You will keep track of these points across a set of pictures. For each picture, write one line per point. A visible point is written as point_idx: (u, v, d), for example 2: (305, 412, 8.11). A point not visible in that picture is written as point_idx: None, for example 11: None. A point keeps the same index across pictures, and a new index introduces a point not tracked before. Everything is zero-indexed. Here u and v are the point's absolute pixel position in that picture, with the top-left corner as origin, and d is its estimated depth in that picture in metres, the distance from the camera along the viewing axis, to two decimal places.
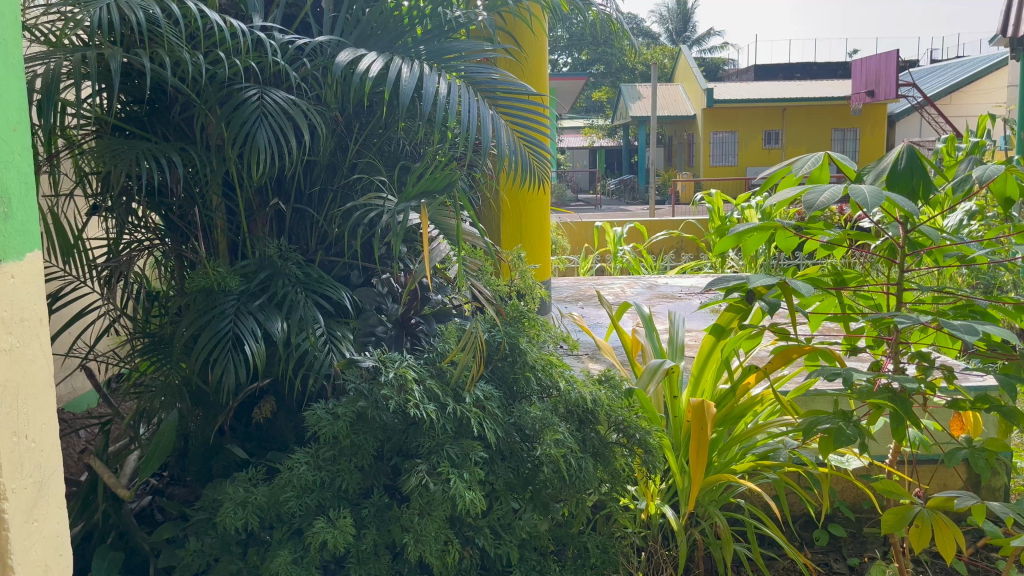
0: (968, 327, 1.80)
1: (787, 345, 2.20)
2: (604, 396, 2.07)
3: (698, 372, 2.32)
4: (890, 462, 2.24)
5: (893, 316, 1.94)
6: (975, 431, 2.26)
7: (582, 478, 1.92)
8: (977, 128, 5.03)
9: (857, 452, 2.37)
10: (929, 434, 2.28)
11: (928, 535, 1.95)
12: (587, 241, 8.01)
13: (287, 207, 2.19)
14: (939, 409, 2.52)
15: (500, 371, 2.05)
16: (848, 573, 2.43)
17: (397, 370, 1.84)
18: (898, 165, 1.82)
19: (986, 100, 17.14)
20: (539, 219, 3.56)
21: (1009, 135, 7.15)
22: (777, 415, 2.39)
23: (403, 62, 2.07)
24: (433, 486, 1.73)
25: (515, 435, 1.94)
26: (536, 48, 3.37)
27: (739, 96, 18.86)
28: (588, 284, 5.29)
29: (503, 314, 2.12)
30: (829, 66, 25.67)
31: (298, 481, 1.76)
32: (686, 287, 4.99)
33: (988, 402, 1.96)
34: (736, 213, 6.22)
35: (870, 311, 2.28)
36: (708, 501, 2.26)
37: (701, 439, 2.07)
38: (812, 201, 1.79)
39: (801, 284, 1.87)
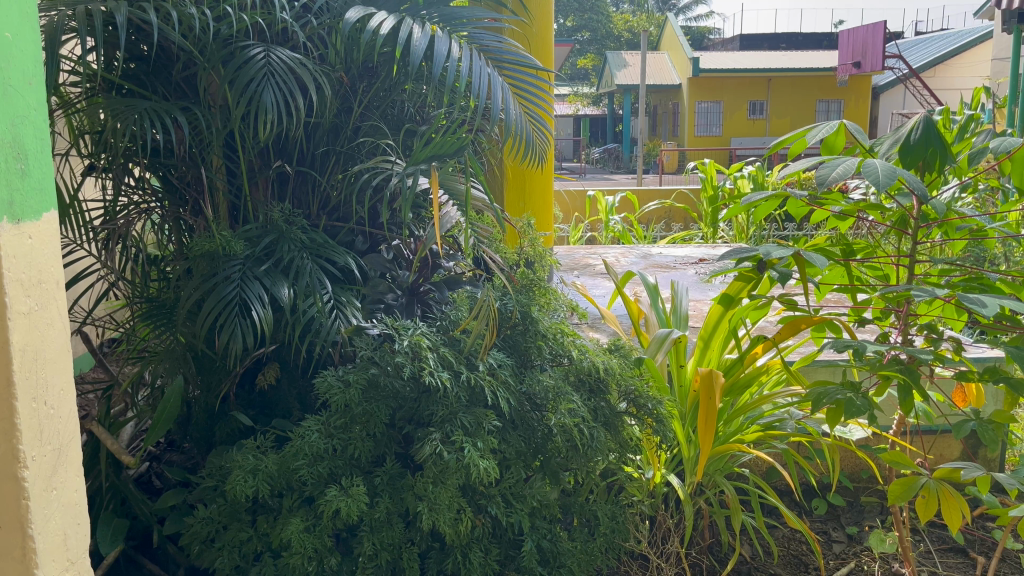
0: (987, 300, 1.78)
1: (796, 316, 2.18)
2: (615, 365, 2.06)
3: (705, 343, 2.32)
4: (893, 433, 2.24)
5: (910, 288, 1.91)
6: (979, 403, 2.25)
7: (593, 447, 1.92)
8: (970, 101, 5.01)
9: (860, 422, 2.38)
10: (933, 406, 2.28)
11: (935, 506, 1.96)
12: (577, 210, 7.94)
13: (291, 169, 2.14)
14: (942, 379, 2.52)
15: (512, 340, 2.02)
16: (847, 542, 2.45)
17: (411, 338, 1.82)
18: (913, 136, 1.80)
19: (972, 74, 17.23)
20: (542, 184, 3.52)
21: (998, 107, 7.15)
22: (782, 386, 2.39)
23: (415, 23, 2.02)
24: (447, 454, 1.71)
25: (527, 404, 1.92)
26: (542, 11, 3.31)
27: (726, 66, 18.72)
28: (581, 253, 5.23)
29: (514, 282, 2.10)
30: (813, 37, 25.63)
31: (309, 450, 1.73)
32: (680, 257, 4.99)
33: (997, 374, 1.95)
34: (729, 183, 6.21)
35: (878, 283, 2.26)
36: (714, 470, 2.28)
37: (709, 409, 2.06)
38: (822, 180, 1.75)
39: (816, 255, 1.84)
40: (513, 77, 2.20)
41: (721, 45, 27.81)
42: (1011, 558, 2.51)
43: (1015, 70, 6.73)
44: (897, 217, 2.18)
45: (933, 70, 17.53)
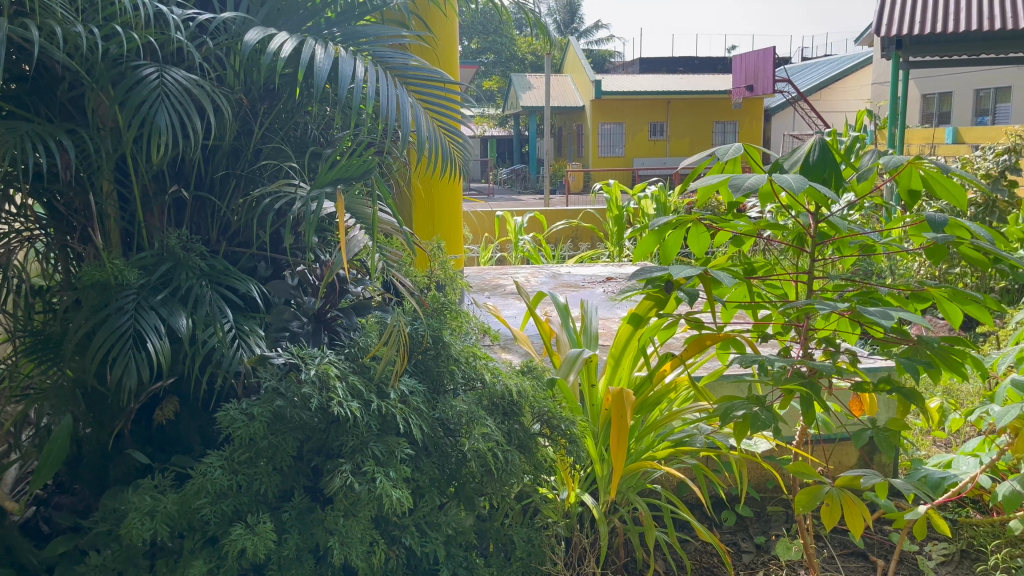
0: (880, 315, 1.85)
1: (702, 333, 2.22)
2: (528, 387, 2.05)
3: (615, 362, 2.34)
4: (796, 444, 2.31)
5: (809, 305, 1.98)
6: (874, 413, 2.35)
7: (508, 472, 1.91)
8: (855, 122, 5.27)
9: (764, 435, 2.44)
10: (833, 416, 2.37)
11: (838, 513, 2.02)
12: (486, 231, 7.95)
13: (189, 194, 2.06)
14: (840, 390, 2.61)
15: (423, 366, 1.99)
16: (755, 552, 2.51)
17: (317, 367, 1.76)
18: (811, 157, 1.84)
19: (856, 97, 18.26)
20: (450, 207, 3.51)
21: (880, 129, 7.58)
22: (690, 402, 2.43)
23: (317, 43, 1.97)
24: (358, 486, 1.66)
25: (440, 430, 1.89)
26: (447, 35, 3.32)
27: (627, 89, 19.24)
28: (491, 273, 5.24)
29: (425, 306, 2.07)
30: (708, 61, 26.65)
31: (211, 487, 1.66)
32: (588, 276, 5.07)
33: (890, 384, 2.04)
34: (634, 203, 6.34)
35: (779, 299, 2.33)
36: (627, 488, 2.30)
37: (622, 427, 2.08)
38: (737, 183, 1.71)
39: (722, 275, 1.88)
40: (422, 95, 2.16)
41: (622, 68, 28.57)
42: (907, 560, 2.62)
43: (893, 93, 7.15)
44: (795, 235, 2.26)
45: (819, 94, 18.48)
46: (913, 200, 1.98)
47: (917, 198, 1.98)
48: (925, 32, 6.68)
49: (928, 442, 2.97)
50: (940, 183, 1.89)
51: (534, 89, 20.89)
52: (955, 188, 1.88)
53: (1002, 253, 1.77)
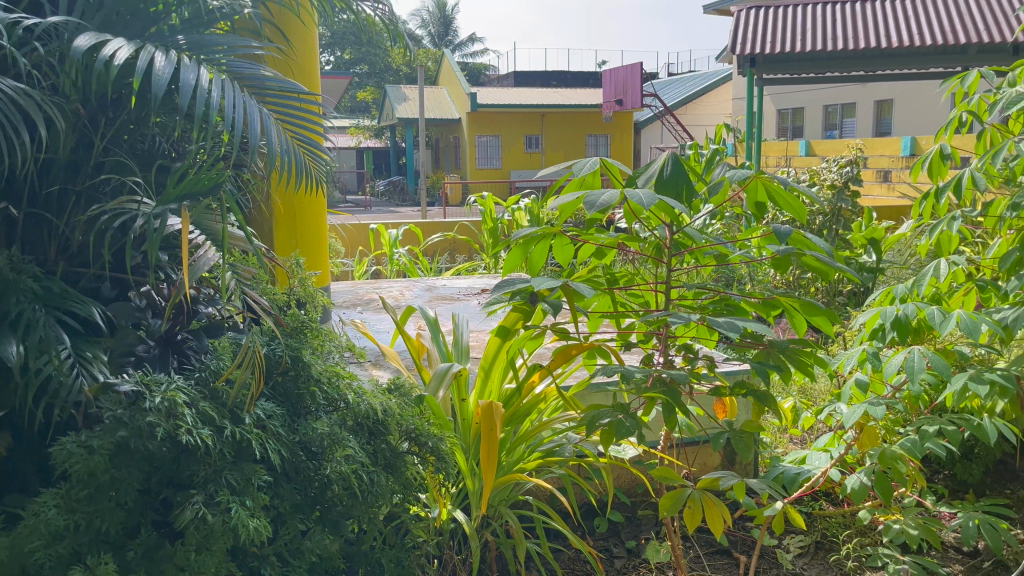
0: (731, 323, 1.93)
1: (569, 344, 2.24)
2: (394, 405, 2.01)
3: (484, 375, 2.33)
4: (661, 449, 2.37)
5: (668, 315, 2.03)
6: (733, 416, 2.44)
7: (374, 493, 1.86)
8: (715, 136, 5.51)
9: (632, 441, 2.49)
10: (695, 420, 2.44)
11: (699, 515, 2.08)
12: (361, 244, 7.82)
13: (19, 211, 1.90)
14: (702, 394, 2.70)
15: (283, 388, 1.91)
16: (627, 556, 2.55)
17: (164, 394, 1.66)
18: (665, 172, 1.87)
19: (717, 112, 19.18)
20: (314, 223, 3.43)
21: (739, 141, 7.97)
22: (560, 412, 2.45)
23: (157, 50, 1.86)
24: (211, 517, 1.58)
25: (301, 454, 1.82)
26: (306, 46, 3.26)
27: (501, 102, 19.45)
28: (364, 288, 5.14)
29: (283, 325, 1.99)
30: (580, 75, 27.34)
31: (45, 529, 1.53)
32: (463, 288, 5.05)
33: (744, 388, 2.12)
34: (508, 214, 6.39)
35: (642, 309, 2.39)
36: (499, 501, 2.29)
37: (491, 441, 2.07)
38: (591, 200, 1.74)
39: (582, 286, 1.89)
40: (277, 105, 2.09)
41: (497, 81, 28.89)
42: (767, 554, 2.74)
43: (750, 108, 7.54)
44: (654, 246, 2.32)
45: (684, 108, 19.30)
46: (761, 214, 2.08)
47: (764, 212, 2.08)
48: (775, 51, 7.08)
49: (785, 441, 3.15)
50: (785, 200, 1.99)
51: (409, 101, 20.79)
52: (798, 206, 1.99)
53: (837, 263, 1.88)
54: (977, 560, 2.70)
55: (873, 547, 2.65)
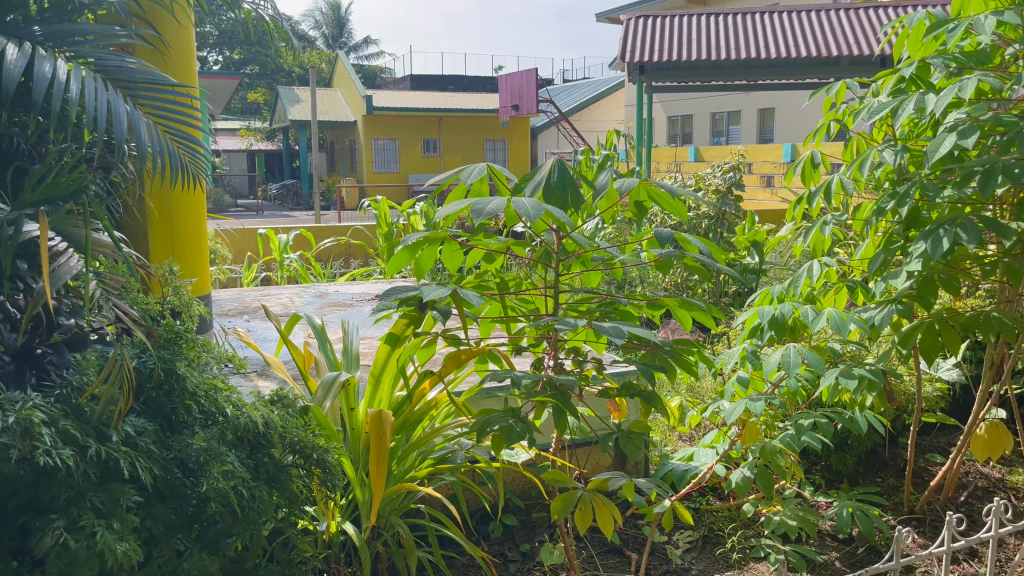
0: (615, 329, 1.95)
1: (459, 349, 2.21)
2: (277, 417, 1.93)
3: (375, 383, 2.27)
4: (553, 452, 2.38)
5: (554, 322, 2.03)
6: (623, 417, 2.47)
7: (256, 509, 1.78)
8: (607, 142, 5.62)
9: (524, 445, 2.49)
10: (586, 422, 2.46)
11: (590, 517, 2.10)
12: (251, 250, 7.58)
13: None
14: (592, 396, 2.73)
15: (155, 403, 1.82)
16: (521, 560, 2.55)
17: (19, 413, 1.52)
18: (552, 177, 1.85)
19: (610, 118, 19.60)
20: (193, 230, 3.30)
21: (630, 147, 8.16)
22: (452, 418, 2.42)
23: (9, 44, 1.75)
24: (73, 543, 1.47)
25: (177, 471, 1.73)
26: (183, 44, 3.16)
27: (397, 105, 19.28)
28: (253, 295, 4.97)
29: (155, 337, 1.90)
30: (477, 80, 27.42)
31: None
32: (357, 294, 4.96)
33: (631, 390, 2.16)
34: (402, 218, 6.32)
35: (532, 313, 2.39)
36: (390, 511, 2.24)
37: (380, 451, 2.02)
38: (477, 210, 1.72)
39: (471, 293, 1.87)
40: (148, 100, 1.99)
41: (393, 84, 28.64)
42: (658, 550, 2.80)
43: (640, 114, 7.73)
44: (543, 251, 2.32)
45: (579, 114, 19.63)
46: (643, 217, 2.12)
47: (646, 215, 2.13)
48: (663, 60, 7.29)
49: (673, 438, 3.24)
50: (667, 202, 2.04)
51: (302, 103, 20.34)
52: (678, 206, 2.03)
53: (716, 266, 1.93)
54: (852, 546, 2.83)
55: (757, 539, 2.75)
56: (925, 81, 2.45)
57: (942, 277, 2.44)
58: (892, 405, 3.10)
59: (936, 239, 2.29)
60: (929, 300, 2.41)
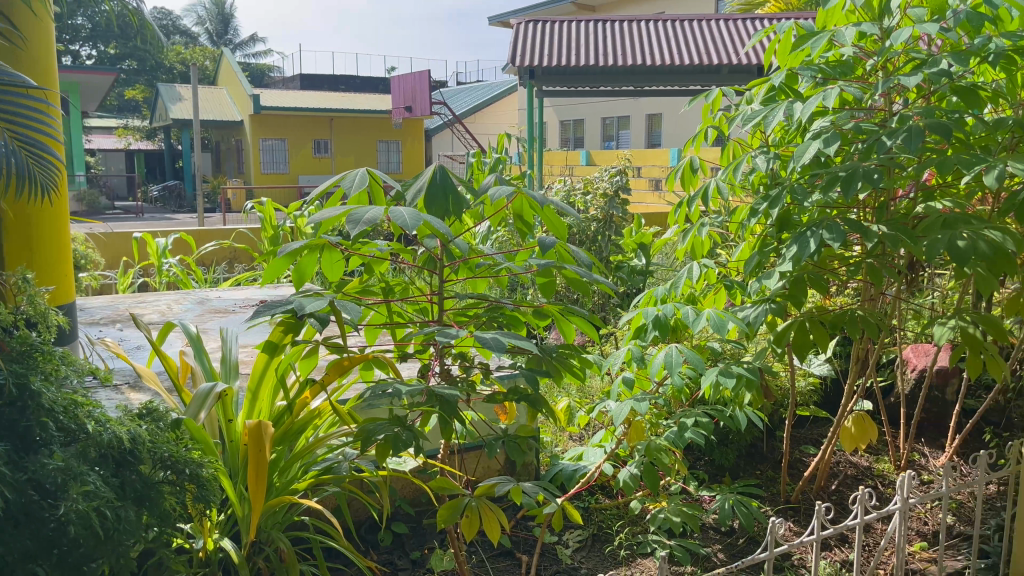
0: (497, 340, 1.85)
1: (343, 356, 2.15)
2: (145, 432, 1.83)
3: (254, 394, 2.21)
4: (441, 459, 2.35)
5: (435, 332, 1.96)
6: (512, 421, 2.47)
7: (124, 530, 1.67)
8: (498, 145, 5.65)
9: (411, 453, 2.46)
10: (475, 427, 2.45)
11: (476, 523, 2.10)
12: (126, 254, 7.21)
13: None
14: (481, 401, 2.73)
15: (6, 420, 1.69)
16: (411, 567, 2.51)
17: None
18: (434, 183, 1.82)
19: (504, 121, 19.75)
20: (53, 236, 3.13)
21: (522, 151, 8.24)
22: (337, 427, 2.36)
23: None
24: None
25: (31, 494, 1.60)
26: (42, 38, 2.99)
27: (285, 105, 18.79)
28: (128, 302, 4.73)
29: (7, 350, 1.77)
30: (369, 81, 27.08)
31: None
32: (240, 300, 4.79)
33: (517, 394, 2.16)
34: (290, 221, 6.16)
35: (419, 319, 2.35)
36: (271, 525, 2.17)
37: (259, 463, 1.94)
38: (353, 219, 1.67)
39: (351, 302, 1.80)
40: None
41: (282, 83, 27.91)
42: (548, 551, 2.82)
43: (531, 118, 7.83)
44: (428, 257, 2.30)
45: (472, 117, 19.68)
46: (527, 229, 2.06)
47: (530, 226, 2.07)
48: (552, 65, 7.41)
49: (564, 439, 3.29)
50: (551, 220, 1.99)
51: (184, 101, 19.54)
52: (561, 227, 1.99)
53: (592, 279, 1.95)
54: (733, 537, 2.93)
55: (643, 535, 2.81)
56: (793, 90, 2.58)
57: (811, 277, 2.57)
58: (769, 400, 3.24)
59: (805, 240, 2.40)
60: (800, 300, 2.53)
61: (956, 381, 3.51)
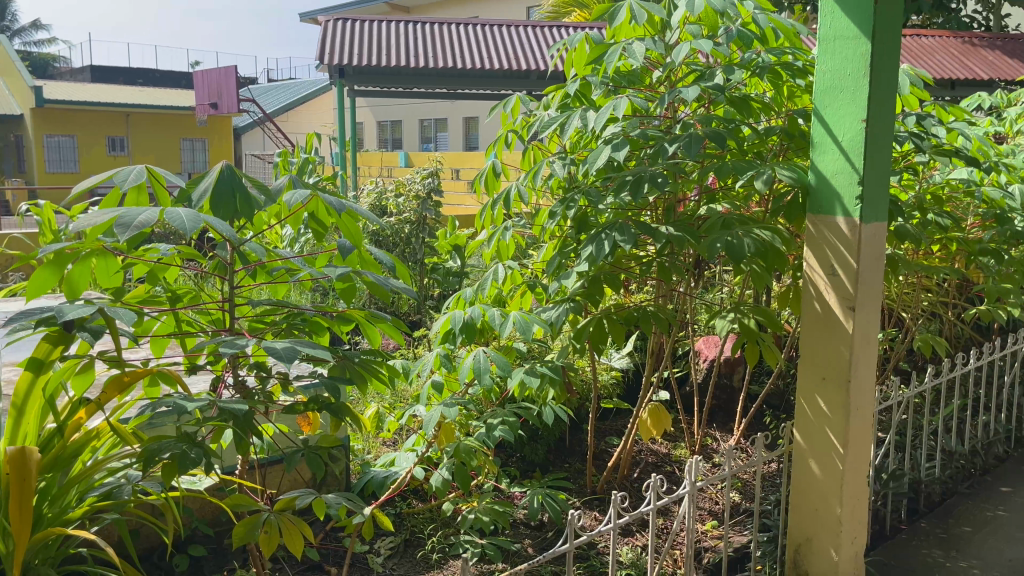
0: (290, 350, 1.76)
1: (122, 372, 1.93)
2: None
3: (17, 417, 2.00)
4: (237, 476, 2.23)
5: (218, 343, 1.81)
6: (315, 430, 2.40)
7: None
8: (306, 145, 5.49)
9: (205, 471, 2.32)
10: (277, 439, 2.33)
11: (276, 540, 1.99)
12: None
13: None
14: (284, 412, 2.62)
15: None
16: None
17: None
18: (220, 183, 1.71)
19: (318, 120, 19.27)
20: None
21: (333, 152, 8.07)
22: (120, 448, 2.18)
23: None
24: None
25: None
26: None
27: (73, 98, 17.26)
28: None
29: None
30: (169, 75, 25.47)
31: None
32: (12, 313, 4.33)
33: (317, 403, 2.08)
34: None
35: (210, 329, 2.20)
36: (40, 561, 1.99)
37: (21, 494, 1.75)
38: (124, 222, 1.56)
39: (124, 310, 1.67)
40: None
41: (68, 75, 25.64)
42: (359, 561, 2.77)
43: (342, 118, 7.68)
44: (218, 263, 2.16)
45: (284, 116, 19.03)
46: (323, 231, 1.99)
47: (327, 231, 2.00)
48: (363, 65, 7.30)
49: (376, 446, 3.24)
50: (346, 224, 1.92)
51: None
52: (357, 232, 1.93)
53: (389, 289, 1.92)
54: (543, 531, 3.00)
55: (455, 537, 2.81)
56: (587, 98, 2.67)
57: (607, 277, 2.68)
58: (574, 395, 3.36)
59: (600, 242, 2.50)
60: (597, 299, 2.64)
61: (741, 369, 3.82)
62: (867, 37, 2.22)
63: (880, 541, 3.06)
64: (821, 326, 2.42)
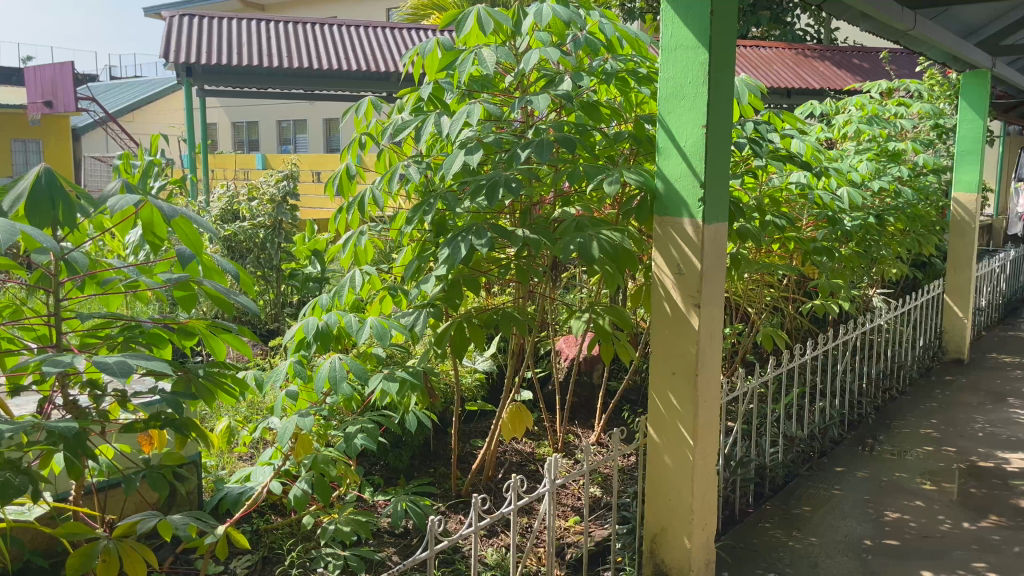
0: (121, 366, 1.63)
1: None
2: None
3: None
4: (71, 501, 2.07)
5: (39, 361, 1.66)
6: (160, 448, 2.26)
7: None
8: (150, 147, 5.20)
9: (34, 499, 2.15)
10: (116, 460, 2.18)
11: (114, 567, 1.86)
12: None
13: None
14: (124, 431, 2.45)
15: None
16: None
17: None
18: (37, 189, 1.58)
19: (166, 120, 18.31)
20: None
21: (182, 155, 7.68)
22: None
23: None
24: None
25: None
26: None
27: None
28: None
29: None
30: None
31: None
32: None
33: (159, 420, 1.96)
34: None
35: (35, 346, 2.04)
36: None
37: None
38: None
39: None
40: None
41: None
42: None
43: (191, 119, 7.33)
44: (42, 275, 2.00)
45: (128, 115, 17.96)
46: (160, 240, 1.87)
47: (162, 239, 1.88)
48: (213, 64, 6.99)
49: (230, 461, 3.10)
50: (182, 230, 1.81)
51: None
52: (195, 238, 1.82)
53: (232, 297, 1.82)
54: (407, 538, 2.97)
55: (316, 550, 2.73)
56: (440, 102, 2.66)
57: (465, 280, 2.68)
58: (437, 399, 3.35)
59: (457, 246, 2.50)
60: (456, 302, 2.64)
61: (599, 366, 3.93)
62: (703, 48, 2.33)
63: (731, 525, 3.23)
64: (671, 325, 2.52)
